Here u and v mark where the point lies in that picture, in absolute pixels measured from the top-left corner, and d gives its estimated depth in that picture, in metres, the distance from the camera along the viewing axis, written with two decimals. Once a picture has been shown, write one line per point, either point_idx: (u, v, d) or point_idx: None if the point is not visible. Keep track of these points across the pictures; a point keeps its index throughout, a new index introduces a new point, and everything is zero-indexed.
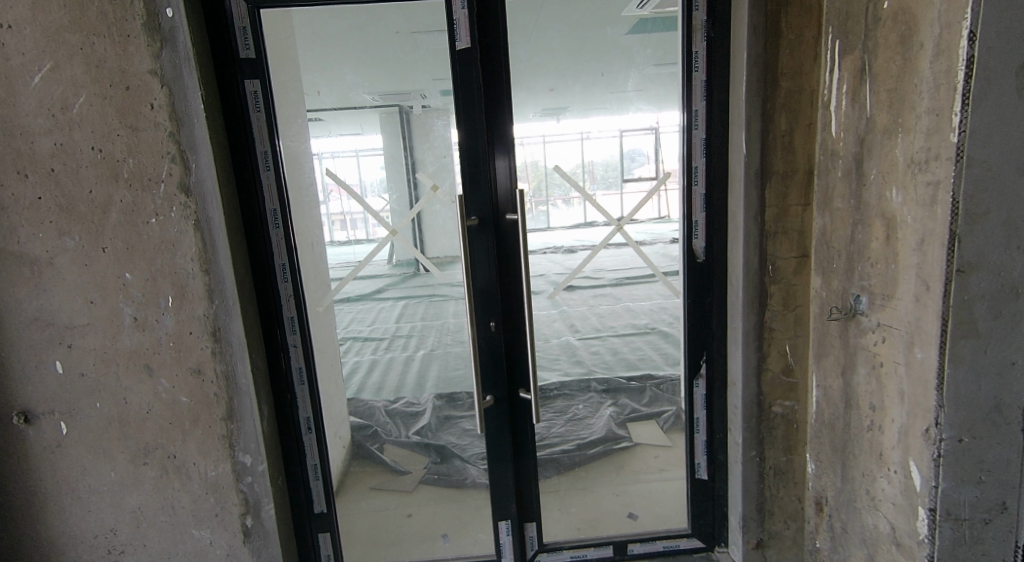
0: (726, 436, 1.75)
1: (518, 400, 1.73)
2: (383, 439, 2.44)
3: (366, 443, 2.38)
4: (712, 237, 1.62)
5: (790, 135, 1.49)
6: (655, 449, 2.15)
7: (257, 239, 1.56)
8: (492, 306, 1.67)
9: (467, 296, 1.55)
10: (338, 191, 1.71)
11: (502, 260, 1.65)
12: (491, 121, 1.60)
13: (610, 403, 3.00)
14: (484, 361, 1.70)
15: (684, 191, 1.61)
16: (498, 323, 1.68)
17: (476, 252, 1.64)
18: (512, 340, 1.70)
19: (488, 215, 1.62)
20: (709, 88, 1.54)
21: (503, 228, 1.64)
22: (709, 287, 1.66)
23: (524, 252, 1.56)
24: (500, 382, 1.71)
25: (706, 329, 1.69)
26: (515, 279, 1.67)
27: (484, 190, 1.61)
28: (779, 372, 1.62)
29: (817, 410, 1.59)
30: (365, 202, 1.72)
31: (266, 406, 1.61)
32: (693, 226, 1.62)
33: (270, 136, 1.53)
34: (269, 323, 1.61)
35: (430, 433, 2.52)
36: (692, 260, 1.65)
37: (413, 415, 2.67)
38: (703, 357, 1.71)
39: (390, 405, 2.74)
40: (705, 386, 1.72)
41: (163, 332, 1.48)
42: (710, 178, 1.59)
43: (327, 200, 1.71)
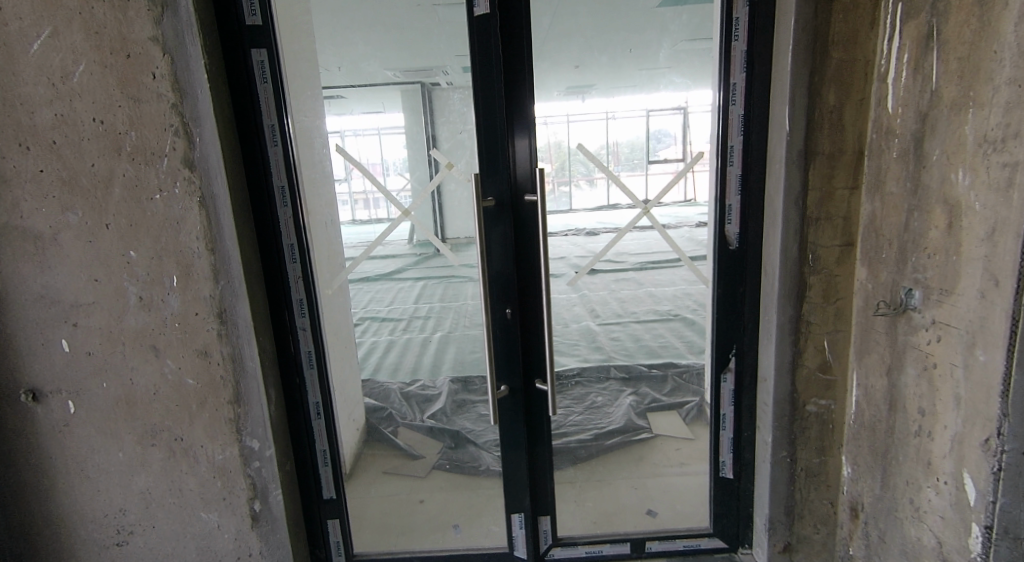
0: (755, 434, 1.64)
1: (534, 391, 1.64)
2: (397, 423, 2.50)
3: (380, 425, 2.43)
4: (748, 222, 1.50)
5: (840, 111, 1.36)
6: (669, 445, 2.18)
7: (265, 218, 1.49)
8: (508, 292, 1.58)
9: (483, 281, 1.47)
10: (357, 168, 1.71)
11: (519, 244, 1.56)
12: (510, 95, 1.49)
13: (631, 392, 2.91)
14: (499, 350, 1.61)
15: (718, 172, 1.50)
16: (514, 310, 1.59)
17: (491, 234, 1.55)
18: (530, 328, 1.61)
19: (506, 197, 1.53)
20: (751, 58, 1.42)
21: (521, 210, 1.55)
22: (741, 275, 1.55)
23: (544, 235, 1.46)
24: (516, 373, 1.62)
25: (736, 321, 1.58)
26: (533, 265, 1.58)
27: (501, 169, 1.52)
28: (816, 369, 1.51)
29: (856, 410, 1.48)
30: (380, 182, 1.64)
31: (274, 391, 1.55)
32: (726, 211, 1.51)
33: (277, 109, 1.44)
34: (278, 305, 1.55)
35: (444, 416, 2.58)
36: (725, 247, 1.53)
37: (429, 398, 2.73)
38: (732, 351, 1.59)
39: (406, 387, 2.82)
40: (734, 382, 1.61)
41: (169, 312, 1.42)
42: (748, 158, 1.47)
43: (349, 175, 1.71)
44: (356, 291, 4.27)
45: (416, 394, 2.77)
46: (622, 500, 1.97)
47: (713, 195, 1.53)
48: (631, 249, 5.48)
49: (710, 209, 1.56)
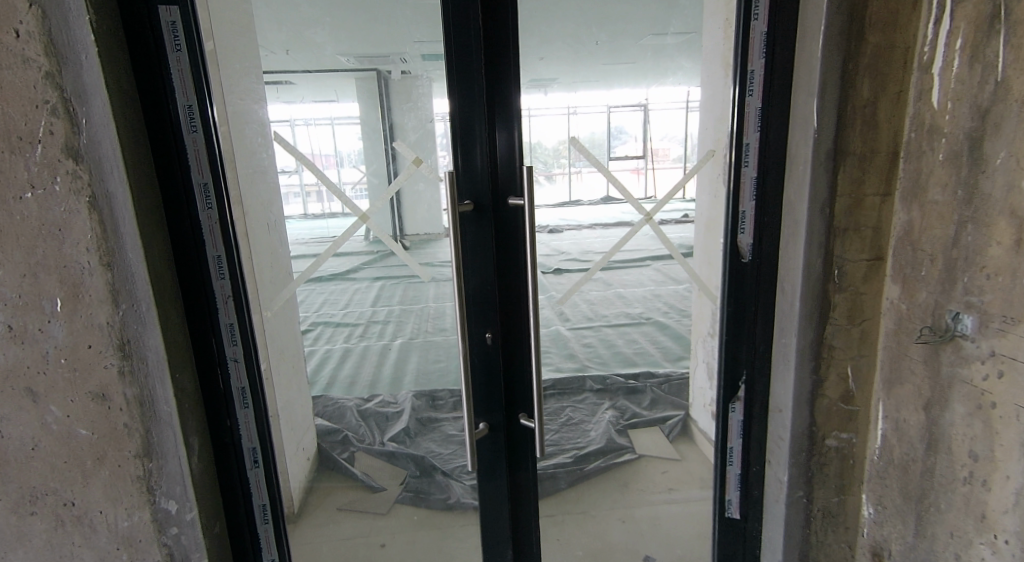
0: (765, 469, 1.44)
1: (517, 428, 1.39)
2: (354, 447, 2.24)
3: (334, 451, 2.21)
4: (763, 231, 1.30)
5: (874, 106, 1.16)
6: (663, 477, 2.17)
7: (181, 224, 1.19)
8: (488, 314, 1.34)
9: (458, 302, 1.22)
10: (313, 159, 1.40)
11: (501, 257, 1.32)
12: (491, 77, 1.24)
13: (608, 406, 2.75)
14: (477, 381, 1.37)
15: (730, 174, 1.28)
16: (495, 335, 1.35)
17: (467, 244, 1.30)
18: (512, 355, 1.37)
19: (485, 200, 1.28)
20: (771, 42, 1.22)
21: (503, 216, 1.30)
22: (755, 292, 1.34)
23: (531, 247, 1.22)
24: (497, 407, 1.38)
25: (747, 343, 1.38)
26: (517, 281, 1.33)
27: (480, 166, 1.27)
28: (837, 400, 1.31)
29: (883, 445, 1.29)
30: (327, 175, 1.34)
31: (196, 439, 1.25)
32: (739, 218, 1.30)
33: (195, 86, 1.14)
34: (200, 331, 1.25)
35: (409, 436, 2.33)
36: (737, 260, 1.33)
37: (389, 417, 2.44)
38: (742, 377, 1.40)
39: (363, 404, 2.53)
40: (744, 412, 1.42)
41: (51, 345, 1.11)
42: (765, 159, 1.26)
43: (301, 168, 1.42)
44: (308, 293, 3.91)
45: (375, 413, 2.48)
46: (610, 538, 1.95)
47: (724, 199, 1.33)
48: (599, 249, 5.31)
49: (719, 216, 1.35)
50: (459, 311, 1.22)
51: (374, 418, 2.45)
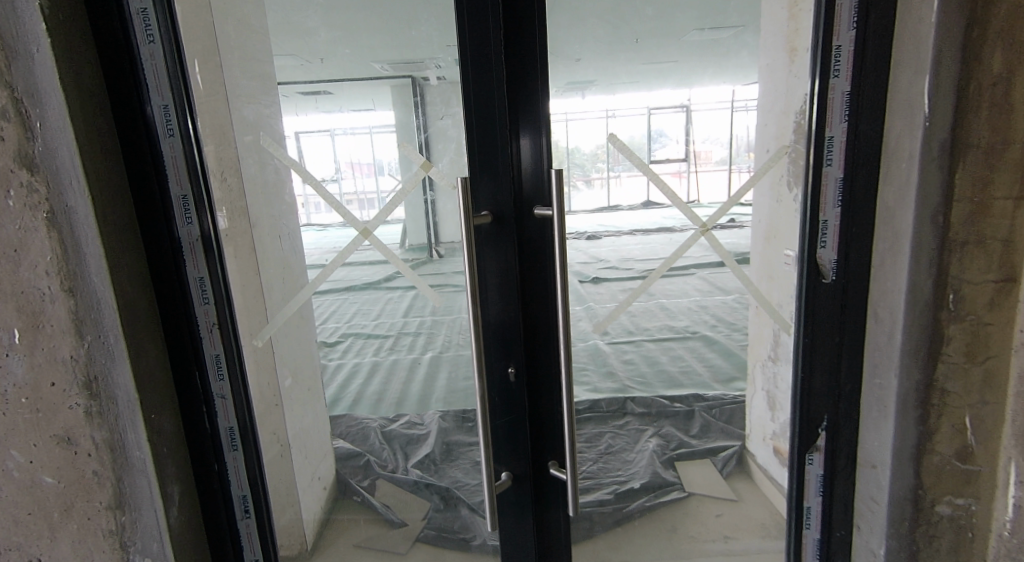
0: (850, 534, 1.22)
1: (545, 479, 1.19)
2: (376, 474, 1.98)
3: (352, 478, 1.97)
4: (850, 245, 1.05)
5: (1007, 84, 0.91)
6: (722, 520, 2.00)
7: (158, 240, 1.03)
8: (510, 345, 1.14)
9: (474, 331, 1.02)
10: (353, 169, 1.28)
11: (526, 278, 1.13)
12: (514, 73, 1.08)
13: (652, 433, 2.53)
14: (498, 424, 1.17)
15: (810, 174, 1.05)
16: (519, 369, 1.15)
17: (485, 263, 1.12)
18: (539, 393, 1.17)
19: (507, 213, 1.10)
20: (865, 10, 0.98)
21: (528, 231, 1.12)
22: (838, 321, 1.11)
23: (562, 265, 1.01)
24: (522, 455, 1.18)
25: (829, 383, 1.15)
26: (546, 307, 1.14)
27: (500, 173, 1.10)
28: (952, 457, 1.06)
29: (1015, 516, 1.03)
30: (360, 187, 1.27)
31: (177, 487, 1.09)
32: (819, 229, 1.06)
33: (172, 84, 1.00)
34: (183, 364, 1.09)
35: (432, 463, 1.96)
36: (817, 281, 1.09)
37: (413, 439, 2.03)
38: (822, 423, 1.18)
39: (388, 424, 2.11)
40: (824, 465, 1.20)
41: (11, 382, 0.96)
42: (855, 156, 1.02)
43: (338, 177, 1.27)
44: None
45: (398, 437, 2.05)
46: None
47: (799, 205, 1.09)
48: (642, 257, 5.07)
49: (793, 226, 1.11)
50: (475, 343, 1.02)
51: (400, 441, 2.05)
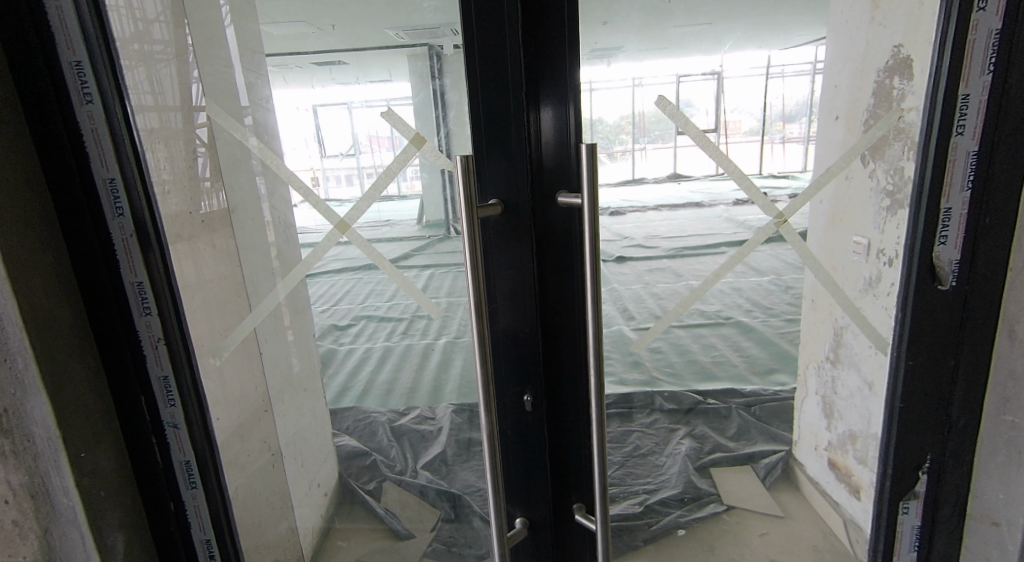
0: None
1: (568, 526, 0.98)
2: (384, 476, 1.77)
3: (356, 481, 1.76)
4: (976, 240, 0.81)
5: None
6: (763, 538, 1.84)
7: (81, 235, 0.82)
8: (526, 366, 0.92)
9: (481, 353, 0.78)
10: (371, 143, 1.04)
11: (547, 285, 0.90)
12: (533, 16, 0.82)
13: (685, 433, 2.34)
14: (513, 465, 0.94)
15: (932, 145, 0.77)
16: (537, 397, 0.93)
17: (491, 264, 0.89)
18: (561, 424, 0.95)
19: (522, 202, 0.86)
20: None
21: (548, 226, 0.88)
22: (956, 340, 0.88)
23: (596, 268, 0.77)
24: (540, 501, 0.96)
25: (938, 416, 0.93)
26: (572, 320, 0.92)
27: (513, 151, 0.85)
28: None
29: None
30: (365, 166, 1.03)
31: (122, 535, 0.89)
32: (941, 218, 0.80)
33: (87, 34, 0.78)
34: (124, 387, 0.88)
35: (444, 464, 1.75)
36: (932, 288, 0.84)
37: (425, 435, 1.85)
38: (925, 465, 0.97)
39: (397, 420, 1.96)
40: (923, 515, 1.00)
41: None
42: (998, 121, 0.76)
43: (354, 152, 1.05)
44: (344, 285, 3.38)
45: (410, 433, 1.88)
46: None
47: (915, 186, 0.81)
48: None
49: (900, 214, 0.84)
50: (480, 372, 0.78)
51: (410, 438, 1.87)
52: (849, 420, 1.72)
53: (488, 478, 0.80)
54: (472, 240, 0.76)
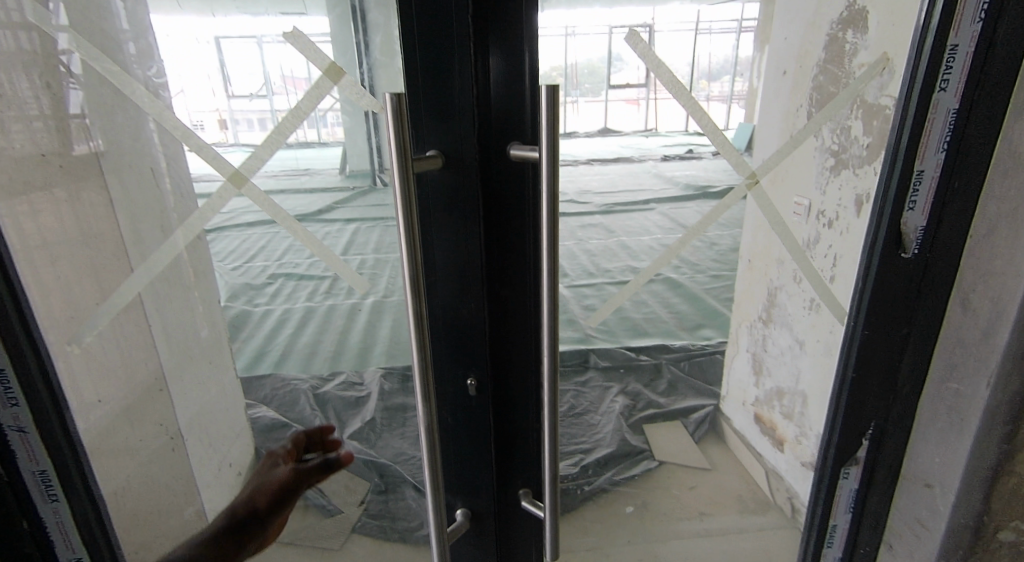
0: (879, 551, 1.06)
1: (510, 511, 0.91)
2: None
3: None
4: (943, 207, 0.77)
5: None
6: (694, 494, 1.87)
7: None
8: (469, 347, 0.83)
9: (416, 333, 0.68)
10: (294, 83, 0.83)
11: (494, 253, 0.80)
12: None
13: (617, 391, 2.33)
14: (453, 447, 0.87)
15: (913, 101, 0.72)
16: (481, 379, 0.84)
17: (430, 228, 0.77)
18: (509, 406, 0.87)
19: (467, 158, 0.74)
20: None
21: (496, 186, 0.77)
22: (910, 309, 0.86)
23: (552, 236, 0.67)
24: (482, 488, 0.89)
25: (884, 385, 0.92)
26: (525, 291, 0.82)
27: (458, 98, 0.72)
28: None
29: None
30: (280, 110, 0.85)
31: None
32: (913, 182, 0.75)
33: None
34: None
35: (371, 429, 1.72)
36: (893, 257, 0.80)
37: (352, 403, 1.79)
38: (868, 432, 0.96)
39: (321, 386, 1.85)
40: (861, 480, 1.00)
41: None
42: (981, 78, 0.71)
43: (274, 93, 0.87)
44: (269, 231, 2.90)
45: (334, 400, 1.80)
46: None
47: (890, 146, 0.76)
48: (595, 187, 4.76)
49: (873, 176, 0.79)
50: (416, 355, 0.68)
51: (335, 405, 1.79)
52: (777, 376, 1.74)
53: (427, 479, 0.72)
54: (407, 204, 0.63)
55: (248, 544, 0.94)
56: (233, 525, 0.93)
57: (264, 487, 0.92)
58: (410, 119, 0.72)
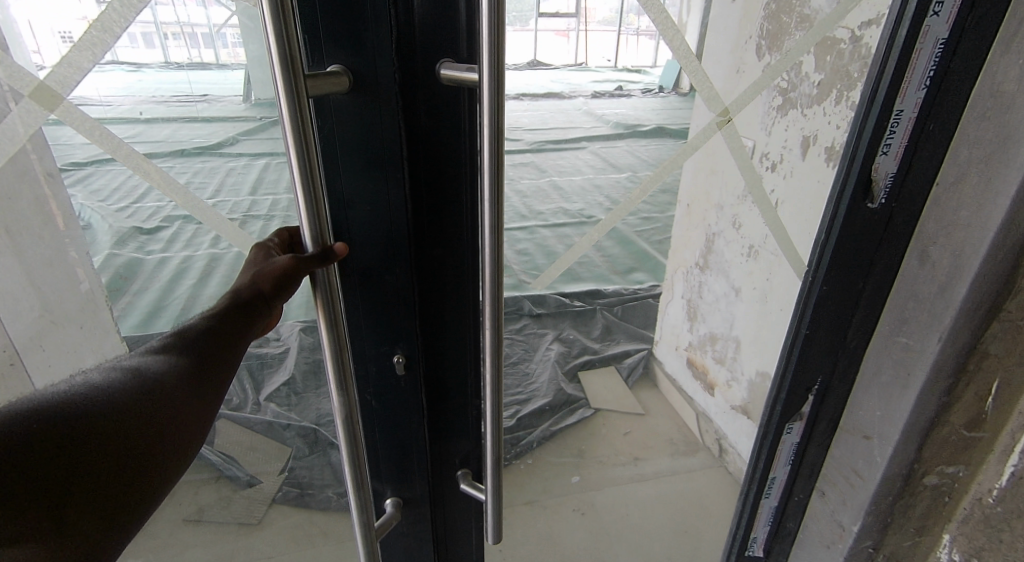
0: (811, 499, 1.05)
1: (448, 493, 0.86)
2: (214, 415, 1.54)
3: None
4: (917, 151, 0.72)
5: None
6: (625, 440, 1.87)
7: None
8: (392, 318, 0.72)
9: (322, 298, 0.56)
10: None
11: (421, 204, 0.67)
12: None
13: (552, 337, 2.29)
14: (377, 425, 0.78)
15: (903, 27, 0.65)
16: (408, 353, 0.74)
17: (339, 173, 0.63)
18: (442, 376, 0.78)
19: (385, 85, 0.60)
20: None
21: (423, 123, 0.63)
22: (867, 263, 0.81)
23: (494, 181, 0.55)
24: (412, 469, 0.82)
25: (834, 340, 0.88)
26: (460, 249, 0.71)
27: (372, 5, 0.56)
28: (960, 426, 0.85)
29: (1007, 485, 0.84)
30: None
31: None
32: (892, 119, 0.69)
33: None
34: None
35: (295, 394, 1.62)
36: (859, 206, 0.75)
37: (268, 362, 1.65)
38: (815, 386, 0.93)
39: None
40: (803, 433, 0.97)
41: None
42: (975, 8, 0.64)
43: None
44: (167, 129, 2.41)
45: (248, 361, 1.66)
46: (559, 521, 1.61)
47: (873, 78, 0.69)
48: (525, 123, 4.57)
49: (851, 111, 0.72)
50: (326, 333, 0.57)
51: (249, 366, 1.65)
52: (711, 322, 1.73)
53: (347, 473, 0.63)
54: (301, 141, 0.49)
55: (257, 322, 0.57)
56: (230, 300, 0.56)
57: (262, 270, 0.57)
58: (304, 30, 0.55)
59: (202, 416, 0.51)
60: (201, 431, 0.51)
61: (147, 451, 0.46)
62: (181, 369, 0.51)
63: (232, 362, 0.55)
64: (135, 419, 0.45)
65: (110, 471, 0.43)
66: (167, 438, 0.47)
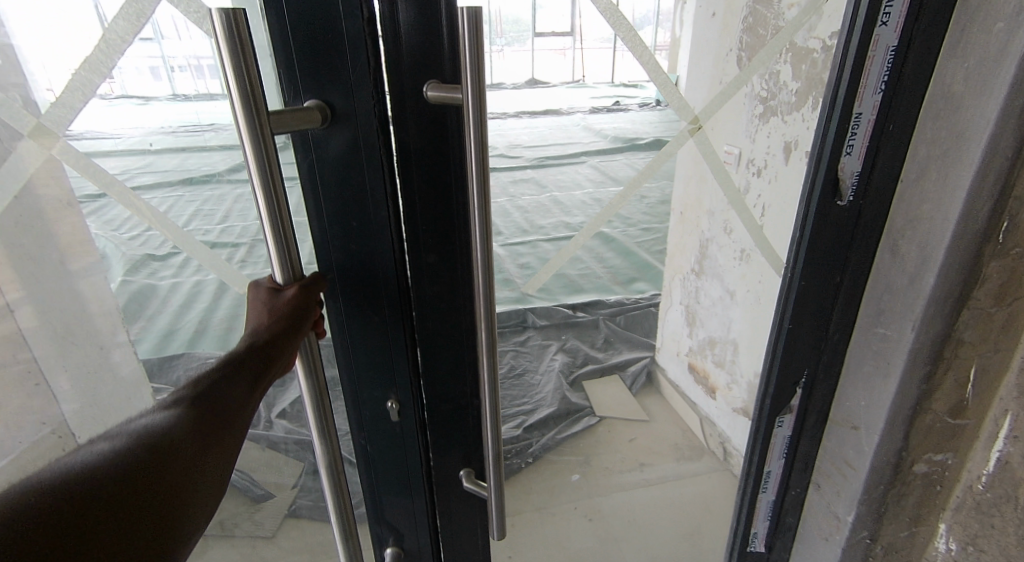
0: (808, 493, 1.08)
1: (453, 492, 0.90)
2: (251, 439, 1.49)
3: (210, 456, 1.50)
4: (881, 150, 0.76)
5: None
6: (632, 447, 1.90)
7: None
8: (387, 362, 0.80)
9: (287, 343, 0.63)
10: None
11: (416, 220, 0.73)
12: None
13: (556, 348, 2.33)
14: (373, 448, 0.87)
15: (855, 35, 0.70)
16: (401, 402, 0.83)
17: (328, 197, 0.71)
18: (443, 383, 0.83)
19: (365, 118, 0.66)
20: None
21: (415, 145, 0.69)
22: (841, 258, 0.85)
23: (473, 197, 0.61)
24: (415, 477, 0.87)
25: (817, 334, 0.92)
26: (454, 261, 0.76)
27: (350, 45, 0.62)
28: (944, 414, 0.89)
29: (994, 471, 0.88)
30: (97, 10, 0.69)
31: None
32: (852, 120, 0.74)
33: None
34: None
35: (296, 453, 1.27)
36: (829, 203, 0.80)
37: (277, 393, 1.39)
38: (801, 380, 0.96)
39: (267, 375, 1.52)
40: (794, 426, 1.01)
41: None
42: (921, 15, 0.69)
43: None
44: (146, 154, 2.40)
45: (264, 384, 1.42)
46: (569, 528, 1.63)
47: (833, 83, 0.74)
48: (525, 141, 4.64)
49: (816, 114, 0.77)
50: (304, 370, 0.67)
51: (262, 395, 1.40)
52: (709, 327, 1.77)
53: (329, 499, 0.73)
54: (263, 172, 0.56)
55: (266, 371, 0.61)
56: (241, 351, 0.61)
57: (270, 320, 0.62)
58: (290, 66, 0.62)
59: (217, 467, 0.55)
60: (216, 480, 0.54)
61: (170, 502, 0.49)
62: (191, 423, 0.54)
63: (240, 413, 0.58)
64: (150, 476, 0.49)
65: (135, 523, 0.46)
66: (184, 490, 0.51)
